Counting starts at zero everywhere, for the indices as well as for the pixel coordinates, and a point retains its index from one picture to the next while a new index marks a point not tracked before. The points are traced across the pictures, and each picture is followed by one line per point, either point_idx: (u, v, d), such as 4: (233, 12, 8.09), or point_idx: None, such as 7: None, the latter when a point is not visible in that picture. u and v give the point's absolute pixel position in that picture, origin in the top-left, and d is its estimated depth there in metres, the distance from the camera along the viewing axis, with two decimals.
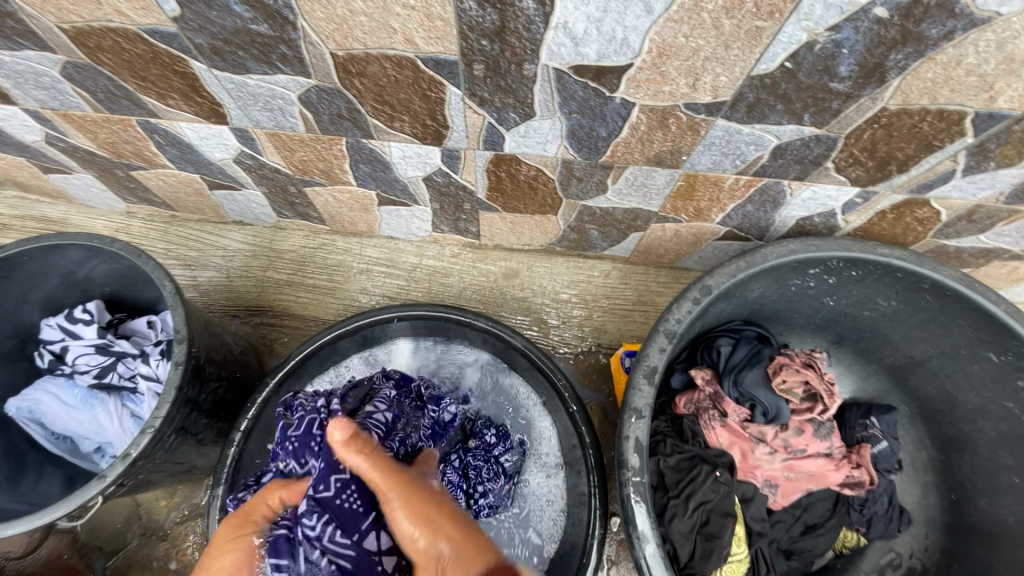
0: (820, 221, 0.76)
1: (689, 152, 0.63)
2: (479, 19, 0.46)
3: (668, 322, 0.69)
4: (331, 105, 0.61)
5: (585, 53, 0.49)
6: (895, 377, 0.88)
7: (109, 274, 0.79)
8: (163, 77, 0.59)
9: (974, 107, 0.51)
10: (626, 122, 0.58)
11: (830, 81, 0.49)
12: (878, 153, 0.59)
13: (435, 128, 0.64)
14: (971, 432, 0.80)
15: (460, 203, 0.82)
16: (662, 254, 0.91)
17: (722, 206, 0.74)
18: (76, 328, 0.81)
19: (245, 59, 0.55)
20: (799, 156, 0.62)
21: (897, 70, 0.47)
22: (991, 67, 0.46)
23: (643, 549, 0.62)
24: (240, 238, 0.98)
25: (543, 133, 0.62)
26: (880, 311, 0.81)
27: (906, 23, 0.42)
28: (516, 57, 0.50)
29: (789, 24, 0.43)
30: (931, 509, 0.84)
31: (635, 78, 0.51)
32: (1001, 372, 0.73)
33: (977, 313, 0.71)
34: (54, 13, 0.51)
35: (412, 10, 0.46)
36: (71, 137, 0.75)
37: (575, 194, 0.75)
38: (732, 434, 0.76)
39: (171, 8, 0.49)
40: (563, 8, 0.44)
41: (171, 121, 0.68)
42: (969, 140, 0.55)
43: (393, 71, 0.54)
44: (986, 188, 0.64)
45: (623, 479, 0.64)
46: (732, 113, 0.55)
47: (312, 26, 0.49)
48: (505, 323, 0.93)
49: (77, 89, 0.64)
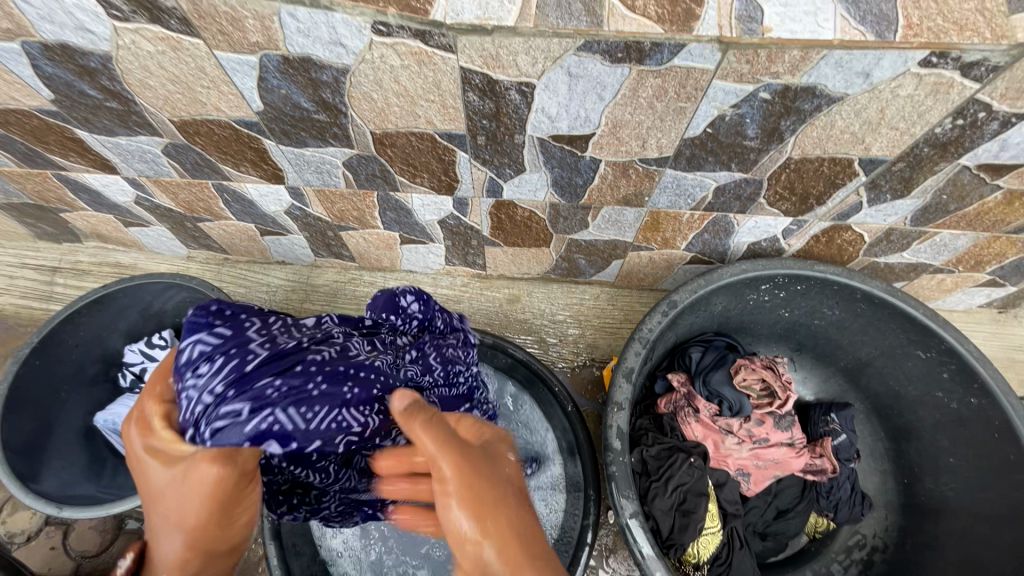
0: (767, 246, 0.91)
1: (649, 194, 0.79)
2: (480, 107, 0.64)
3: (642, 331, 0.84)
4: (367, 168, 0.79)
5: (559, 126, 0.66)
6: (850, 378, 1.01)
7: (181, 306, 0.96)
8: (240, 151, 0.77)
9: (857, 155, 0.67)
10: (596, 173, 0.75)
11: (744, 140, 0.66)
12: (797, 190, 0.76)
13: (448, 182, 0.81)
14: (915, 422, 0.92)
15: (469, 240, 0.99)
16: (642, 277, 1.07)
17: (684, 236, 0.90)
18: (154, 352, 0.96)
19: (305, 137, 0.73)
20: (736, 194, 0.78)
21: (791, 132, 0.64)
22: (857, 128, 0.62)
23: (625, 518, 0.74)
24: (282, 276, 1.15)
25: (533, 184, 0.80)
26: (828, 319, 0.95)
27: (786, 101, 0.59)
28: (508, 131, 0.68)
29: (703, 104, 0.60)
30: (889, 493, 0.96)
31: (599, 142, 0.68)
32: (930, 367, 0.87)
33: (903, 317, 0.85)
34: (170, 111, 0.70)
35: (432, 102, 0.64)
36: (156, 198, 0.93)
37: (563, 229, 0.92)
38: (705, 428, 0.89)
39: (256, 105, 0.67)
40: (540, 98, 0.62)
41: (240, 183, 0.86)
42: (863, 179, 0.72)
43: (417, 142, 0.72)
44: (892, 215, 0.80)
45: (608, 461, 0.77)
46: (676, 164, 0.72)
47: (359, 115, 0.67)
48: (510, 341, 1.08)
49: (172, 161, 0.82)
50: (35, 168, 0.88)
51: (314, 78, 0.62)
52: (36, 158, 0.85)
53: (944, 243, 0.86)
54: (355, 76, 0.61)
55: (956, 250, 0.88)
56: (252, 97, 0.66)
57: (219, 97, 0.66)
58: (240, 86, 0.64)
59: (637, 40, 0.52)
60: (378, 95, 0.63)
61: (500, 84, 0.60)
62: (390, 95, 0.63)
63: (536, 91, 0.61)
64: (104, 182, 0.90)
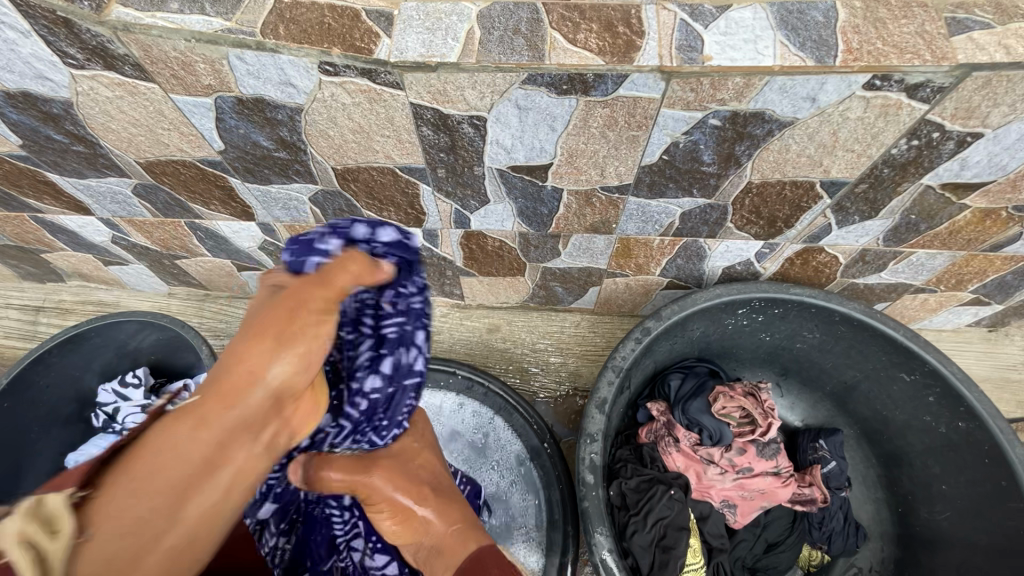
0: (743, 269, 0.90)
1: (616, 221, 0.79)
2: (435, 140, 0.64)
3: (616, 359, 0.82)
4: (334, 203, 0.79)
5: (516, 157, 0.66)
6: (838, 403, 0.98)
7: (155, 344, 0.96)
8: (208, 189, 0.78)
9: (817, 177, 0.67)
10: (560, 202, 0.75)
11: (701, 166, 0.66)
12: (763, 214, 0.75)
13: (415, 215, 0.81)
14: (905, 447, 0.89)
15: (444, 270, 0.98)
16: (621, 304, 1.06)
17: (657, 262, 0.89)
18: (126, 391, 0.95)
19: (269, 174, 0.74)
20: (703, 220, 0.77)
21: (747, 157, 0.64)
22: (813, 151, 0.62)
23: (600, 555, 0.71)
24: None
25: (499, 215, 0.80)
26: (810, 342, 0.93)
27: (737, 127, 0.59)
28: (467, 163, 0.68)
29: (655, 132, 0.60)
30: (884, 524, 0.92)
31: (558, 172, 0.68)
32: (915, 390, 0.84)
33: (884, 338, 0.83)
34: (135, 152, 0.71)
35: (388, 138, 0.64)
36: (132, 237, 0.94)
37: (535, 258, 0.91)
38: (686, 458, 0.87)
39: (217, 145, 0.68)
40: (493, 131, 0.62)
41: (211, 220, 0.87)
42: (827, 201, 0.71)
43: (378, 176, 0.72)
44: (863, 235, 0.79)
45: (581, 495, 0.75)
46: (638, 192, 0.72)
47: (318, 151, 0.68)
48: (489, 372, 1.07)
49: (143, 201, 0.83)
50: (13, 211, 0.90)
51: (269, 118, 0.63)
52: (13, 201, 0.87)
53: (921, 263, 0.85)
54: (308, 115, 0.62)
55: (935, 269, 0.86)
56: (212, 137, 0.67)
57: (180, 138, 0.68)
58: (200, 127, 0.65)
59: (579, 72, 0.53)
60: (334, 132, 0.64)
61: (451, 118, 0.60)
62: (346, 132, 0.64)
63: (487, 124, 0.61)
64: (79, 223, 0.91)
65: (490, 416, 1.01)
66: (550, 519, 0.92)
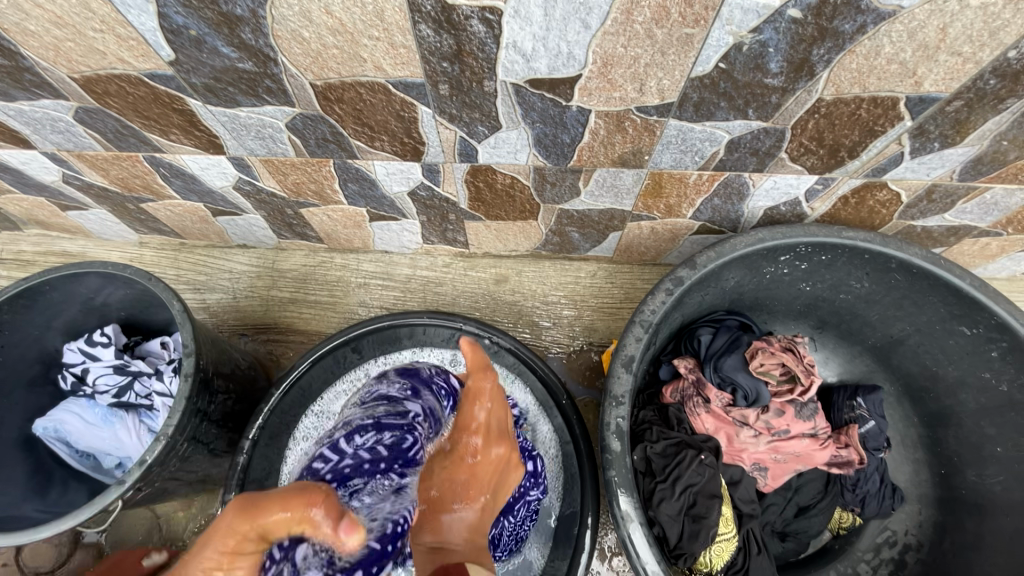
0: (787, 210, 0.79)
1: (650, 152, 0.67)
2: (437, 44, 0.52)
3: (644, 313, 0.73)
4: (316, 130, 0.67)
5: (537, 68, 0.54)
6: (879, 358, 0.90)
7: (125, 299, 0.85)
8: (163, 115, 0.65)
9: (904, 92, 0.54)
10: (586, 127, 0.63)
11: (764, 77, 0.53)
12: (826, 141, 0.63)
13: (413, 145, 0.69)
14: (953, 406, 0.82)
15: (445, 214, 0.87)
16: (643, 251, 0.96)
17: (691, 202, 0.78)
18: (94, 351, 0.86)
19: (235, 94, 0.61)
20: (753, 148, 0.65)
21: (823, 64, 0.51)
22: (909, 55, 0.50)
23: (628, 529, 0.64)
24: (244, 260, 1.04)
25: (512, 143, 0.67)
26: (856, 293, 0.84)
27: (820, 21, 0.47)
28: (475, 76, 0.56)
29: (715, 29, 0.48)
30: (923, 486, 0.86)
31: (587, 87, 0.56)
32: (975, 345, 0.75)
33: (946, 288, 0.74)
34: (67, 65, 0.58)
35: (378, 40, 0.51)
36: (85, 175, 0.82)
37: (551, 199, 0.80)
38: (716, 420, 0.79)
39: (167, 54, 0.55)
40: (510, 30, 0.49)
41: (174, 154, 0.74)
42: (908, 124, 0.59)
43: (368, 95, 0.59)
44: (937, 168, 0.67)
45: (606, 464, 0.67)
46: (682, 113, 0.59)
47: (291, 61, 0.55)
48: (498, 327, 0.97)
49: (90, 130, 0.70)
50: None
51: (225, 13, 0.49)
52: None
53: (995, 201, 0.74)
54: (276, 8, 0.48)
55: (1008, 209, 0.75)
56: (158, 43, 0.53)
57: (118, 44, 0.54)
58: (139, 26, 0.51)
59: None
60: (309, 34, 0.51)
61: (457, 11, 0.48)
62: (324, 33, 0.51)
63: (504, 20, 0.48)
64: (21, 159, 0.78)
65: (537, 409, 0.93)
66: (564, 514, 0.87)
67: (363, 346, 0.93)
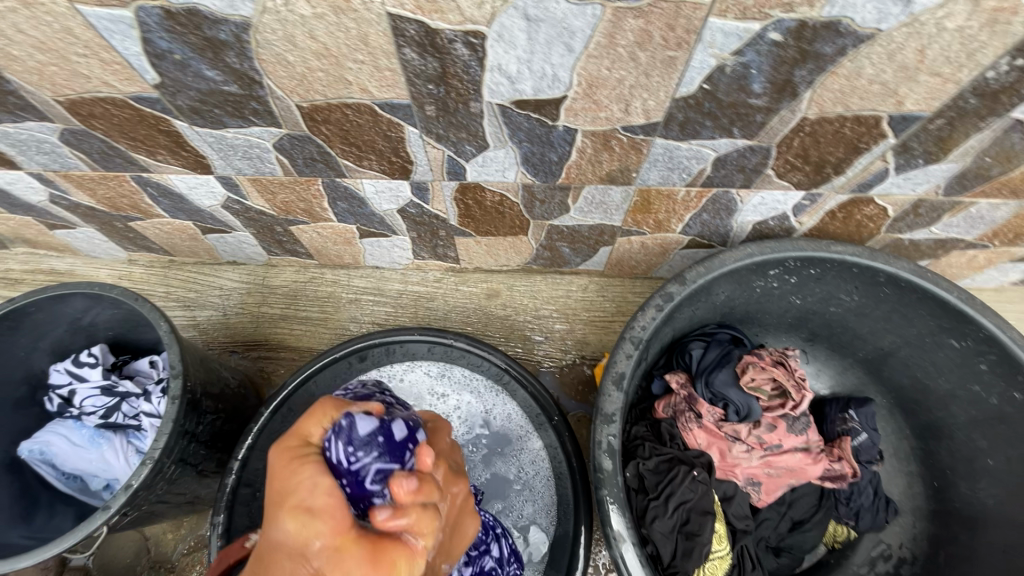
0: (776, 225, 0.80)
1: (637, 169, 0.67)
2: (422, 67, 0.52)
3: (634, 329, 0.73)
4: (303, 150, 0.66)
5: (522, 89, 0.54)
6: (870, 370, 0.90)
7: (112, 319, 0.84)
8: (150, 136, 0.65)
9: (886, 111, 0.55)
10: (573, 146, 0.63)
11: (748, 98, 0.54)
12: (812, 158, 0.63)
13: (401, 164, 0.69)
14: (945, 418, 0.82)
15: (436, 230, 0.87)
16: (634, 265, 0.96)
17: (680, 217, 0.78)
18: (82, 371, 0.85)
19: (221, 116, 0.61)
20: (739, 166, 0.66)
21: (805, 85, 0.52)
22: (890, 76, 0.50)
23: (620, 550, 0.64)
24: (234, 277, 1.03)
25: (500, 162, 0.67)
26: (845, 306, 0.84)
27: (801, 44, 0.47)
28: (461, 97, 0.56)
29: (697, 51, 0.48)
30: (917, 498, 0.86)
31: (572, 108, 0.56)
32: (965, 358, 0.76)
33: (934, 301, 0.74)
34: (51, 89, 0.57)
35: (363, 64, 0.51)
36: (72, 195, 0.81)
37: (540, 215, 0.80)
38: (709, 435, 0.79)
39: (151, 77, 0.55)
40: (494, 53, 0.50)
41: (161, 174, 0.74)
42: (891, 141, 0.60)
43: (354, 116, 0.59)
44: (923, 183, 0.68)
45: (597, 483, 0.67)
46: (668, 132, 0.60)
47: (277, 84, 0.55)
48: (489, 342, 0.97)
49: (75, 151, 0.70)
50: None
51: (209, 38, 0.49)
52: None
53: (981, 215, 0.74)
54: (260, 33, 0.48)
55: (994, 223, 0.76)
56: (142, 67, 0.53)
57: (102, 68, 0.54)
58: (122, 51, 0.51)
59: None
60: (294, 57, 0.51)
61: (441, 35, 0.48)
62: (309, 56, 0.51)
63: (488, 43, 0.48)
64: (7, 179, 0.78)
65: (526, 424, 0.91)
66: (562, 534, 0.84)
67: (353, 363, 0.92)
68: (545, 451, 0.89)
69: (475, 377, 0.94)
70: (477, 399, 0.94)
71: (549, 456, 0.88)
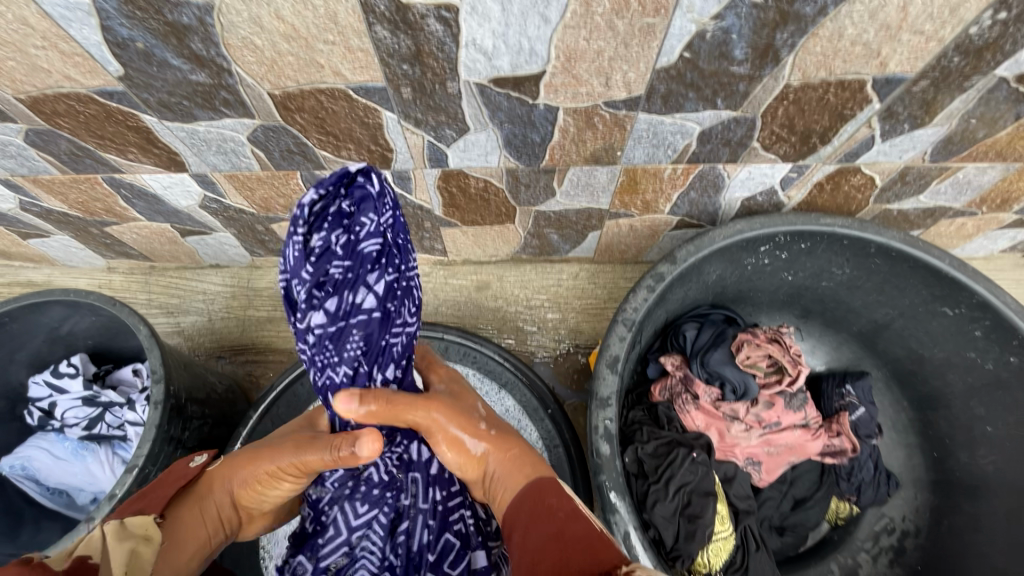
0: (764, 200, 0.79)
1: (622, 147, 0.66)
2: (395, 46, 0.50)
3: (626, 311, 0.71)
4: (279, 142, 0.65)
5: (499, 66, 0.53)
6: (865, 344, 0.89)
7: (91, 327, 0.82)
8: (119, 133, 0.63)
9: (870, 74, 0.54)
10: (555, 125, 0.62)
11: (730, 65, 0.53)
12: (797, 128, 0.63)
13: (381, 153, 0.67)
14: (941, 388, 0.82)
15: (420, 222, 0.85)
16: (624, 250, 0.95)
17: (667, 197, 0.77)
18: (62, 383, 0.82)
19: (191, 108, 0.59)
20: (725, 139, 0.64)
21: (787, 49, 0.51)
22: (872, 35, 0.49)
23: (621, 534, 0.63)
24: (217, 281, 1.01)
25: (481, 146, 0.66)
26: (837, 280, 0.83)
27: (781, 5, 0.46)
28: (437, 77, 0.54)
29: (676, 17, 0.47)
30: (917, 470, 0.86)
31: (552, 84, 0.55)
32: (958, 325, 0.75)
33: (925, 270, 0.73)
34: (10, 85, 0.55)
35: (333, 44, 0.50)
36: (43, 201, 0.79)
37: (526, 201, 0.79)
38: (706, 416, 0.78)
39: (115, 69, 0.53)
40: (468, 27, 0.48)
41: (134, 174, 0.72)
42: (876, 106, 0.59)
43: (328, 102, 0.58)
44: (909, 149, 0.67)
45: (595, 468, 0.66)
46: (651, 106, 0.59)
47: (246, 71, 0.53)
48: (481, 335, 0.96)
49: (43, 153, 0.67)
50: None
51: (171, 23, 0.47)
52: None
53: (968, 180, 0.74)
54: (224, 15, 0.47)
55: (982, 188, 0.75)
56: (104, 57, 0.51)
57: (63, 61, 0.52)
58: (82, 41, 0.49)
59: None
60: (261, 41, 0.49)
61: (412, 10, 0.46)
62: (278, 39, 0.49)
63: (461, 17, 0.47)
64: None
65: (523, 418, 0.89)
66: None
67: None
68: (541, 445, 0.87)
69: (468, 372, 0.92)
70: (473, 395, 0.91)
71: (546, 448, 0.86)
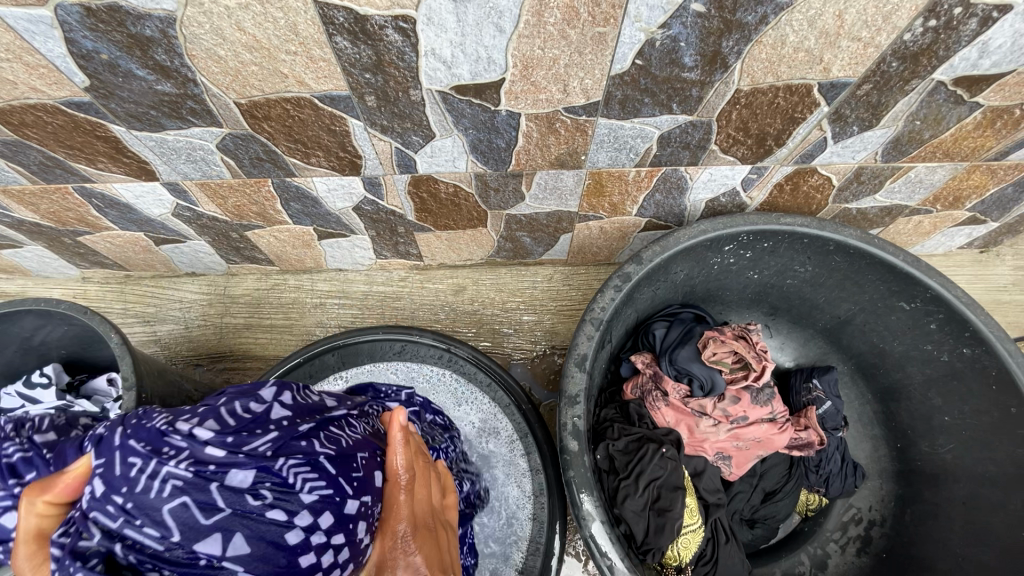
0: (727, 201, 0.81)
1: (585, 151, 0.68)
2: (356, 55, 0.52)
3: (594, 311, 0.73)
4: (248, 149, 0.66)
5: (459, 74, 0.54)
6: (831, 339, 0.92)
7: (65, 337, 0.82)
8: (87, 143, 0.64)
9: (816, 79, 0.57)
10: (519, 131, 0.64)
11: (681, 72, 0.55)
12: (752, 131, 0.65)
13: (350, 159, 0.68)
14: (903, 380, 0.84)
15: (394, 227, 0.86)
16: (596, 252, 0.97)
17: (634, 199, 0.79)
18: (35, 393, 0.83)
19: (159, 117, 0.60)
20: (684, 142, 0.67)
21: (735, 55, 0.53)
22: (813, 42, 0.52)
23: (590, 528, 0.64)
24: (194, 289, 1.01)
25: (448, 152, 0.68)
26: (801, 277, 0.86)
27: (724, 14, 0.48)
28: (400, 85, 0.56)
29: (625, 26, 0.49)
30: (883, 461, 0.88)
31: (512, 91, 0.57)
32: (915, 319, 0.78)
33: (881, 266, 0.76)
34: None
35: (296, 55, 0.51)
36: (14, 212, 0.79)
37: (496, 205, 0.81)
38: (677, 412, 0.80)
39: (80, 80, 0.54)
40: (427, 37, 0.50)
41: (106, 183, 0.72)
42: (825, 109, 0.62)
43: (295, 110, 0.59)
44: (861, 150, 0.70)
45: (565, 464, 0.67)
46: (609, 111, 0.61)
47: (211, 80, 0.54)
48: (458, 337, 0.97)
49: (12, 164, 0.68)
50: None
51: (134, 35, 0.49)
52: None
53: (920, 179, 0.77)
54: (186, 27, 0.48)
55: (934, 186, 0.78)
56: (69, 69, 0.52)
57: (28, 73, 0.53)
58: (46, 53, 0.50)
59: None
60: (225, 51, 0.51)
61: (370, 21, 0.48)
62: (241, 50, 0.50)
63: (419, 28, 0.49)
64: None
65: (499, 418, 0.90)
66: (535, 534, 0.82)
67: (317, 363, 0.92)
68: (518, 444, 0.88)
69: (443, 373, 0.93)
70: (447, 396, 0.91)
71: (523, 447, 0.87)
